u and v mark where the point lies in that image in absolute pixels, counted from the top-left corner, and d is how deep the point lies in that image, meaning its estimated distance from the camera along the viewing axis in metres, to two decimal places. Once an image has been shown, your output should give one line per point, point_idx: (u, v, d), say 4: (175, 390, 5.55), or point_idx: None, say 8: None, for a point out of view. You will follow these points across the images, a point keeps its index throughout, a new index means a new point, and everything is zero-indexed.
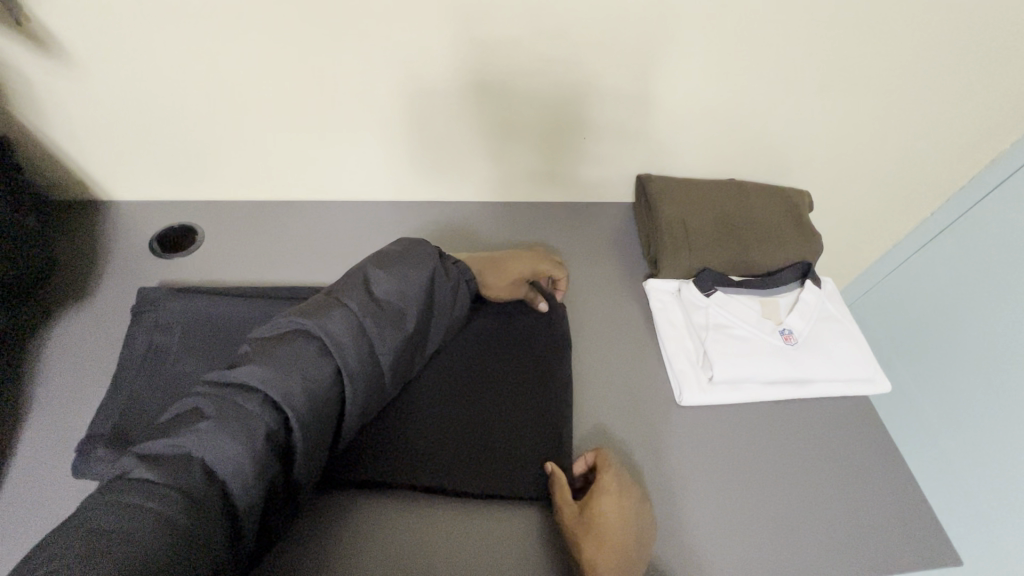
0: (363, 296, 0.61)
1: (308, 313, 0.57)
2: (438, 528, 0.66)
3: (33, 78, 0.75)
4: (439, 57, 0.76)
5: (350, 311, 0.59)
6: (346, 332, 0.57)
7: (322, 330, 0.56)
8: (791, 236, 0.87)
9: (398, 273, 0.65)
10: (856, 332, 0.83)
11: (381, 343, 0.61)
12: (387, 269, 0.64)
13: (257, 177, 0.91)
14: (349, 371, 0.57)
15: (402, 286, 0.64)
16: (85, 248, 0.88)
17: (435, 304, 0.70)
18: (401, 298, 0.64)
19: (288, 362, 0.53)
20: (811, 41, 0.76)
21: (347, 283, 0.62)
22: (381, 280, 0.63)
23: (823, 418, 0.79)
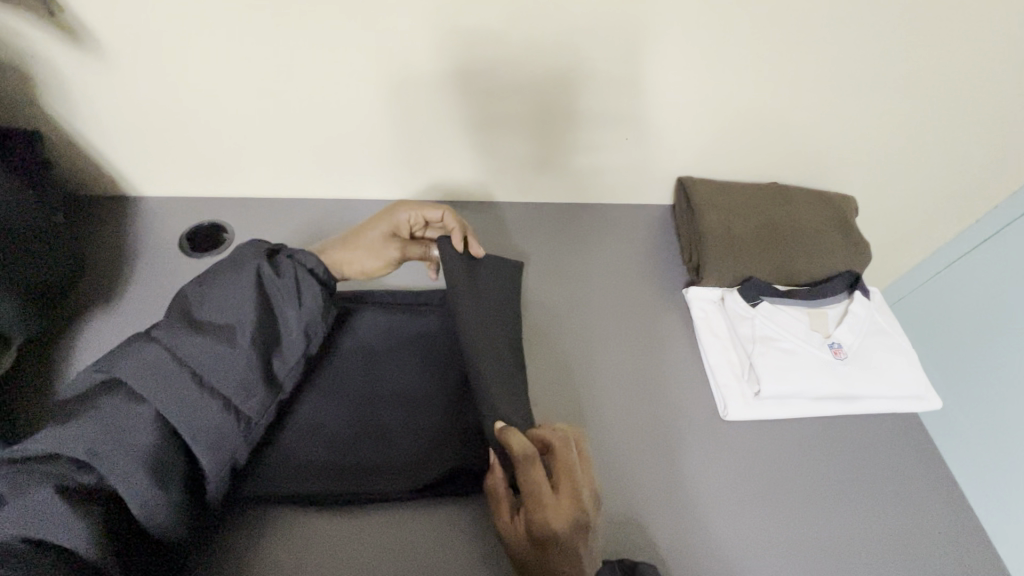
0: (172, 323, 0.57)
1: (111, 356, 0.55)
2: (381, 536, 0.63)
3: (62, 70, 0.73)
4: (479, 51, 0.74)
5: (182, 341, 0.56)
6: (148, 365, 0.54)
7: (134, 369, 0.54)
8: (840, 245, 0.84)
9: (216, 290, 0.60)
10: (908, 347, 0.81)
11: (209, 368, 0.57)
12: (204, 290, 0.61)
13: (287, 174, 0.89)
14: (190, 400, 0.55)
15: (256, 293, 0.61)
16: (112, 245, 0.86)
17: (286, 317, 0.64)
18: (227, 316, 0.60)
19: (104, 420, 0.52)
20: (873, 41, 0.72)
21: (193, 300, 0.60)
22: (203, 303, 0.60)
23: (871, 434, 0.78)
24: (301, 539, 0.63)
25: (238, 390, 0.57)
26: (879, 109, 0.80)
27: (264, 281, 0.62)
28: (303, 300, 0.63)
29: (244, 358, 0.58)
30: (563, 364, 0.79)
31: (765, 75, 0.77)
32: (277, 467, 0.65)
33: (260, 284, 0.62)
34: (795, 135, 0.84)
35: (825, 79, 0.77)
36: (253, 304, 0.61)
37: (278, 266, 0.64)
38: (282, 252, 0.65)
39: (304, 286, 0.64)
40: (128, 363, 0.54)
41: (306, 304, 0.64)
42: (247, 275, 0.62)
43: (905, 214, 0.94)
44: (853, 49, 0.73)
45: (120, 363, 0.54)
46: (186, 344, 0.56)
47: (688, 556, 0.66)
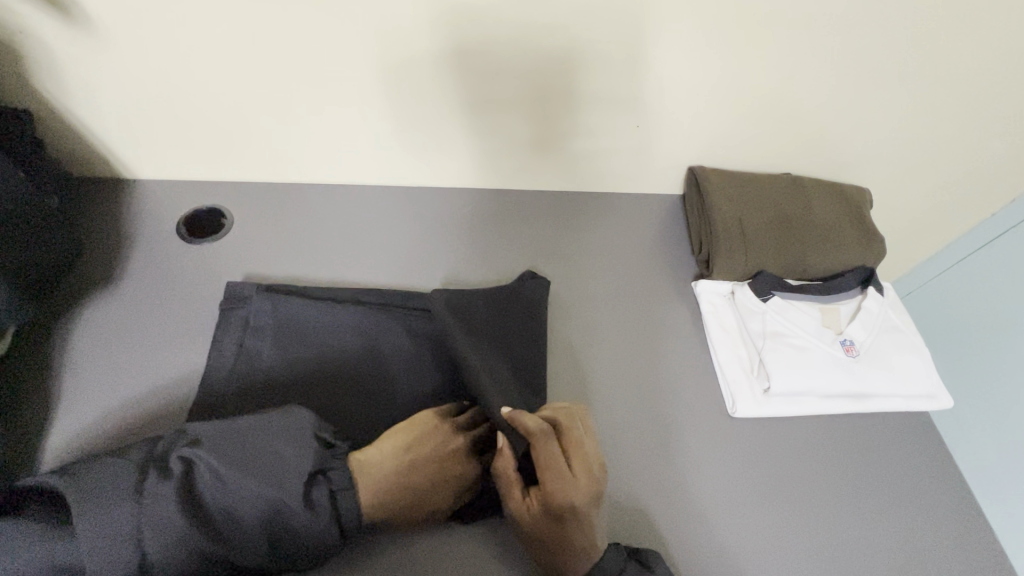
0: (173, 495, 0.50)
1: (86, 491, 0.49)
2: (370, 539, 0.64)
3: (54, 46, 0.70)
4: (487, 33, 0.71)
5: (161, 516, 0.49)
6: (113, 529, 0.48)
7: (101, 516, 0.48)
8: (855, 239, 0.82)
9: (237, 484, 0.52)
10: (921, 345, 0.79)
11: (154, 560, 0.49)
12: (226, 465, 0.52)
13: (287, 158, 0.87)
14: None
15: (267, 507, 0.52)
16: (108, 229, 0.84)
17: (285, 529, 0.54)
18: (226, 510, 0.52)
19: (30, 547, 0.47)
20: (897, 29, 0.69)
21: (211, 469, 0.52)
22: (209, 479, 0.52)
23: (881, 432, 0.77)
24: None
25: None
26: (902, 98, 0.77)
27: (282, 510, 0.53)
28: (310, 527, 0.54)
29: (197, 574, 0.50)
30: (568, 358, 0.78)
31: (785, 62, 0.74)
32: None
33: (275, 502, 0.53)
34: (813, 125, 0.82)
35: (845, 68, 0.74)
36: (255, 512, 0.52)
37: (317, 494, 0.55)
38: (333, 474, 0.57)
39: (319, 522, 0.54)
40: (95, 510, 0.48)
41: (305, 536, 0.54)
42: (283, 487, 0.53)
43: (921, 208, 0.91)
44: (877, 33, 0.70)
45: (96, 503, 0.48)
46: (167, 518, 0.49)
47: (695, 553, 0.65)
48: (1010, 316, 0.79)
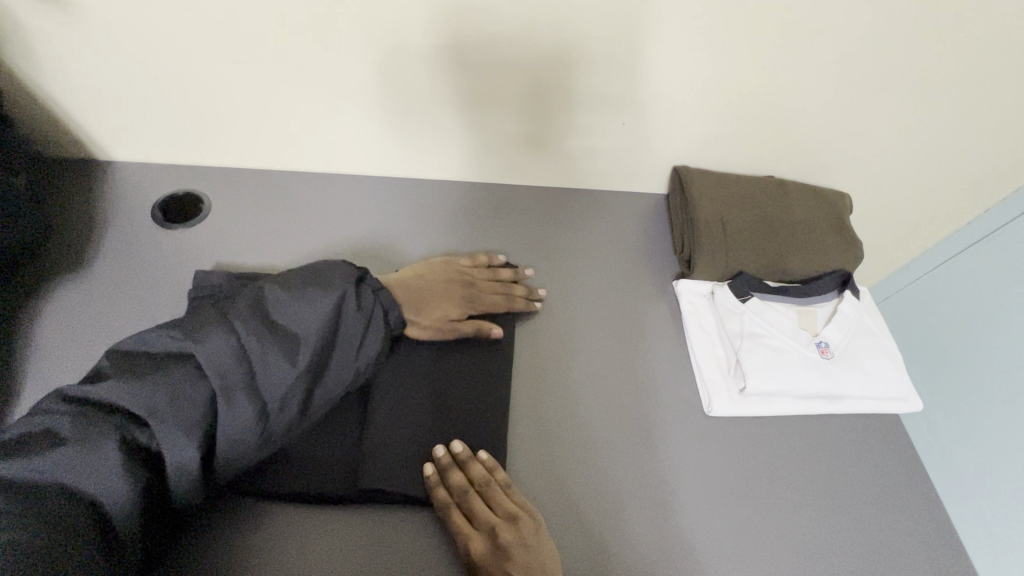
0: (253, 321, 0.60)
1: (191, 336, 0.57)
2: (351, 528, 0.64)
3: (24, 22, 0.67)
4: (479, 25, 0.70)
5: (278, 329, 0.61)
6: (224, 354, 0.57)
7: (211, 345, 0.57)
8: (833, 243, 0.83)
9: (301, 303, 0.63)
10: (894, 349, 0.81)
11: (263, 375, 0.58)
12: (282, 296, 0.63)
13: (271, 144, 0.85)
14: (268, 390, 0.59)
15: (333, 315, 0.64)
16: (82, 211, 0.82)
17: (351, 341, 0.65)
18: (299, 327, 0.62)
19: (167, 389, 0.54)
20: (883, 39, 0.70)
21: (277, 295, 0.63)
22: (282, 308, 0.62)
23: (853, 434, 0.78)
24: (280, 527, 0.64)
25: (280, 407, 0.59)
26: (885, 105, 0.78)
27: (342, 308, 0.65)
28: (372, 333, 0.66)
29: (296, 380, 0.60)
30: (547, 354, 0.78)
31: (770, 65, 0.74)
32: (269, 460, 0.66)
33: (340, 309, 0.64)
34: (796, 128, 0.82)
35: (831, 75, 0.74)
36: (328, 325, 0.63)
37: (362, 299, 0.67)
38: (368, 283, 0.68)
39: (376, 321, 0.67)
40: (202, 342, 0.57)
41: (369, 341, 0.66)
42: (332, 295, 0.64)
43: (896, 215, 0.93)
44: (863, 40, 0.71)
45: (205, 340, 0.57)
46: (278, 332, 0.61)
47: (669, 552, 0.66)
48: (981, 325, 0.81)
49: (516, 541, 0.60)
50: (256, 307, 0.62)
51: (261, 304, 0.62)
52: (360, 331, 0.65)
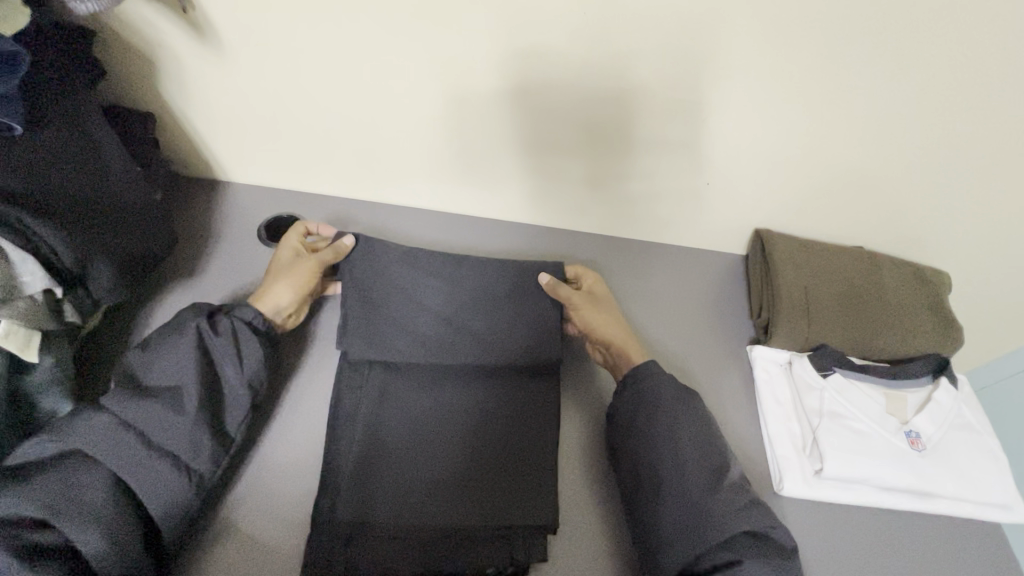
0: (122, 392, 0.60)
1: (67, 431, 0.57)
2: (432, 528, 0.64)
3: (184, 61, 0.77)
4: (575, 81, 0.73)
5: (154, 387, 0.62)
6: (105, 435, 0.58)
7: (99, 432, 0.58)
8: (928, 324, 0.78)
9: (158, 358, 0.63)
10: (996, 449, 0.73)
11: (160, 434, 0.60)
12: (146, 356, 0.63)
13: (368, 178, 0.92)
14: (168, 441, 0.60)
15: (198, 349, 0.64)
16: (198, 223, 0.90)
17: (231, 366, 0.65)
18: (171, 379, 0.63)
19: (60, 483, 0.55)
20: (1000, 120, 0.67)
21: (141, 359, 0.63)
22: (150, 368, 0.63)
23: (949, 540, 0.70)
24: (362, 515, 0.64)
25: (190, 451, 0.60)
26: (998, 184, 0.73)
27: (205, 341, 0.65)
28: (246, 353, 0.66)
29: (191, 421, 0.61)
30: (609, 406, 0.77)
31: (869, 136, 0.72)
32: (354, 447, 0.68)
33: (200, 342, 0.65)
34: (894, 201, 0.79)
35: (937, 150, 0.71)
36: (197, 363, 0.63)
37: (218, 324, 0.66)
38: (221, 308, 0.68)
39: (245, 336, 0.67)
40: (75, 436, 0.57)
41: (249, 354, 0.66)
42: (186, 334, 0.64)
43: (1001, 299, 0.86)
44: (978, 121, 0.67)
45: (80, 430, 0.57)
46: (152, 391, 0.61)
47: None
48: None
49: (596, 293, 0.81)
50: (125, 378, 0.62)
51: (128, 372, 0.62)
52: (241, 352, 0.66)
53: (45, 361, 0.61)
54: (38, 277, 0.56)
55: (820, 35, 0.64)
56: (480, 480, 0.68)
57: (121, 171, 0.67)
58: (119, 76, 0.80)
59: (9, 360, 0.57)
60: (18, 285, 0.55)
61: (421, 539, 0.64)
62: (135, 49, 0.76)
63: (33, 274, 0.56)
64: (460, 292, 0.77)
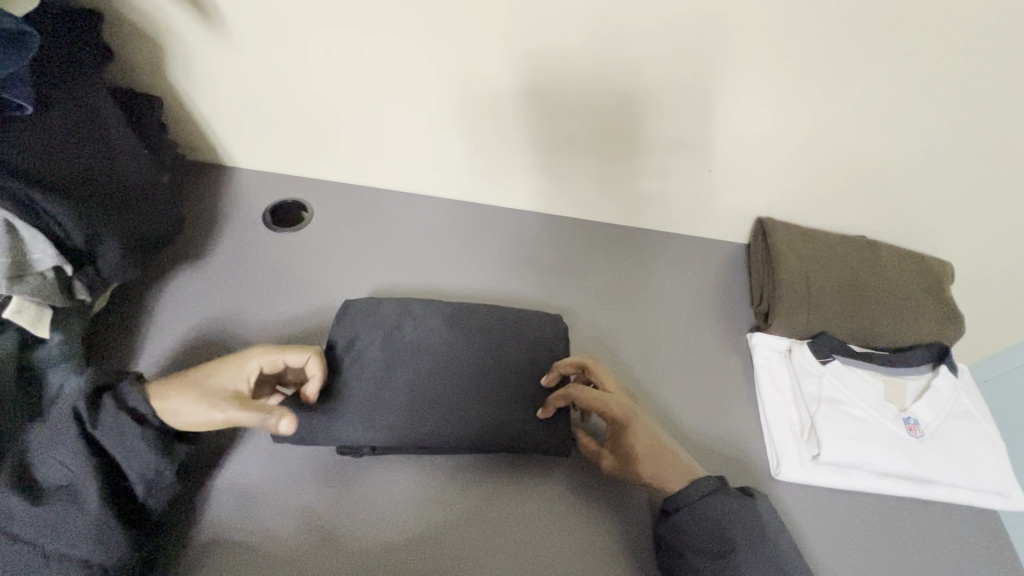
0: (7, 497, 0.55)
1: None
2: (427, 512, 0.65)
3: (189, 45, 0.78)
4: (577, 67, 0.73)
5: (48, 483, 0.57)
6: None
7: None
8: (929, 314, 0.77)
9: (48, 452, 0.57)
10: (993, 437, 0.74)
11: (57, 535, 0.55)
12: (37, 445, 0.57)
13: (370, 164, 0.92)
14: (68, 543, 0.55)
15: (84, 441, 0.57)
16: (205, 207, 0.92)
17: (125, 456, 0.58)
18: (65, 474, 0.57)
19: None
20: (1001, 109, 0.66)
21: (32, 448, 0.57)
22: (43, 461, 0.57)
23: (945, 525, 0.70)
24: (354, 503, 0.66)
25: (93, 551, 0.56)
26: (1001, 173, 0.72)
27: (89, 431, 0.57)
28: (139, 443, 0.58)
29: (90, 524, 0.56)
30: None
31: (873, 124, 0.72)
32: (357, 394, 0.66)
33: (85, 431, 0.57)
34: (897, 190, 0.78)
35: (941, 138, 0.71)
36: (88, 460, 0.57)
37: (101, 412, 0.58)
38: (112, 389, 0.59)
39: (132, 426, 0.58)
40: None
41: (141, 444, 0.58)
42: (70, 425, 0.57)
43: (1008, 290, 0.85)
44: (986, 107, 0.67)
45: None
46: (46, 488, 0.56)
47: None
48: None
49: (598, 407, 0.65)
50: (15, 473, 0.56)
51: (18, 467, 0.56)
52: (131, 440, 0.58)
53: (55, 338, 0.63)
54: (48, 254, 0.58)
55: (825, 18, 0.63)
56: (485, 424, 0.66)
57: (128, 152, 0.68)
58: (128, 60, 0.81)
59: (20, 335, 0.60)
60: (30, 261, 0.57)
61: (415, 528, 0.64)
62: (143, 32, 0.77)
63: (44, 251, 0.58)
64: (461, 336, 0.70)
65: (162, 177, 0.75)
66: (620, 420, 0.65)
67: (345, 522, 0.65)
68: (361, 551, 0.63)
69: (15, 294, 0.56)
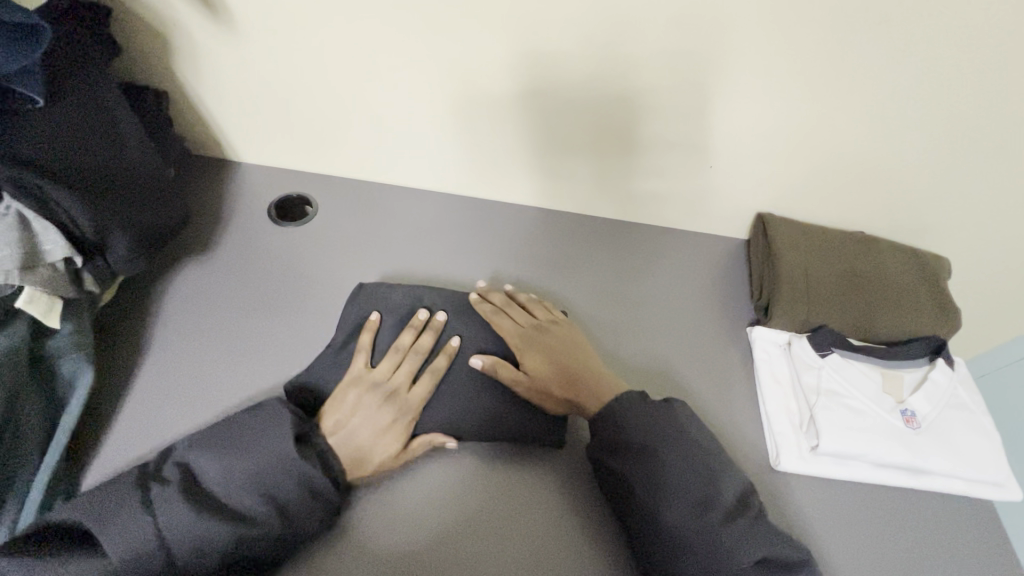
0: (177, 495, 0.57)
1: (94, 512, 0.55)
2: (438, 503, 0.66)
3: (197, 40, 0.78)
4: (584, 63, 0.74)
5: (217, 496, 0.59)
6: (126, 539, 0.54)
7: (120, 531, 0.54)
8: (926, 308, 0.79)
9: (233, 464, 0.60)
10: (989, 428, 0.75)
11: (183, 548, 0.55)
12: (218, 459, 0.60)
13: (375, 160, 0.92)
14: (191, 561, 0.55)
15: (280, 469, 0.60)
16: (210, 201, 0.92)
17: (282, 493, 0.59)
18: (233, 494, 0.59)
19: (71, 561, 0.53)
20: (999, 107, 0.67)
21: (220, 462, 0.60)
22: (214, 477, 0.60)
23: (942, 515, 0.71)
24: (370, 493, 0.66)
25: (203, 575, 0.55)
26: (999, 170, 0.74)
27: (292, 468, 0.60)
28: (315, 491, 0.60)
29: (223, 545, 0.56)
30: None
31: (873, 121, 0.72)
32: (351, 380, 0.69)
33: (281, 463, 0.60)
34: (896, 185, 0.79)
35: (940, 135, 0.72)
36: (260, 486, 0.59)
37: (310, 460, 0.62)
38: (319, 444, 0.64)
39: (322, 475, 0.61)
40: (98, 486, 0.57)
41: (333, 493, 0.61)
42: (266, 454, 0.60)
43: (1005, 284, 0.87)
44: (983, 103, 0.68)
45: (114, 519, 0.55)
46: (211, 500, 0.58)
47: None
48: None
49: (552, 342, 0.72)
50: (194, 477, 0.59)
51: (200, 474, 0.60)
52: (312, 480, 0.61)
53: (65, 329, 0.63)
54: (59, 245, 0.58)
55: (826, 14, 0.64)
56: (483, 412, 0.69)
57: (138, 146, 0.68)
58: (135, 55, 0.81)
59: (32, 323, 0.61)
60: (41, 252, 0.58)
61: (425, 520, 0.65)
62: (152, 28, 0.77)
63: (56, 243, 0.58)
64: (463, 327, 0.74)
65: (170, 171, 0.75)
66: (516, 341, 0.71)
67: (364, 511, 0.65)
68: (377, 540, 0.63)
69: (26, 284, 0.57)
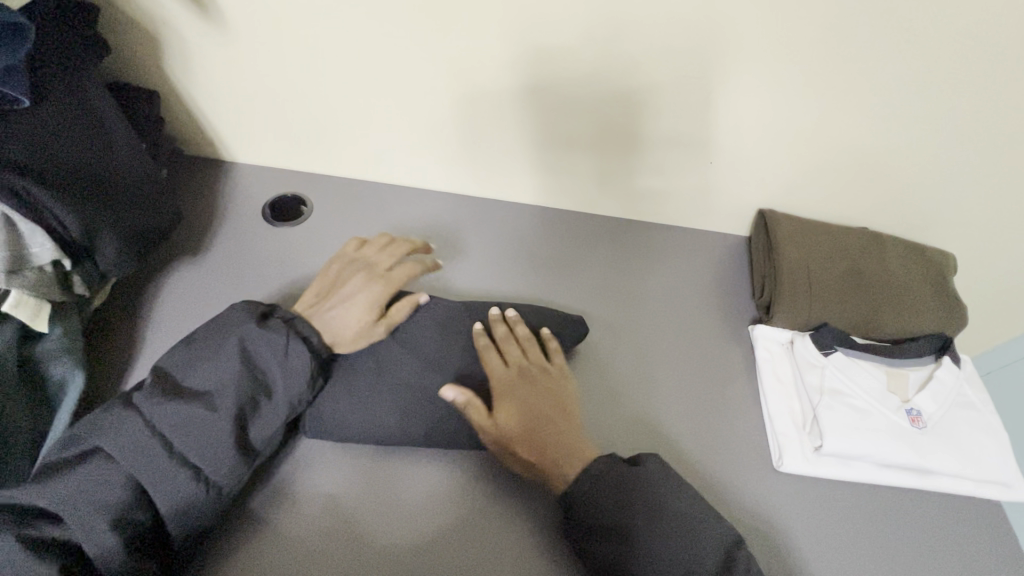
0: (156, 392, 0.58)
1: (95, 429, 0.56)
2: (449, 507, 0.65)
3: (188, 40, 0.78)
4: (578, 58, 0.73)
5: (191, 387, 0.60)
6: (130, 442, 0.55)
7: (114, 443, 0.55)
8: (931, 306, 0.77)
9: (201, 361, 0.61)
10: (996, 428, 0.73)
11: (185, 442, 0.57)
12: (188, 358, 0.61)
13: (370, 159, 0.91)
14: (197, 452, 0.57)
15: (241, 353, 0.62)
16: (204, 202, 0.91)
17: (260, 366, 0.62)
18: (211, 383, 0.60)
19: (77, 483, 0.54)
20: (1005, 101, 0.66)
21: (184, 359, 0.61)
22: (190, 374, 0.61)
23: (949, 518, 0.69)
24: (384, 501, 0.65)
25: (213, 465, 0.57)
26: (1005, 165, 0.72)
27: (248, 348, 0.62)
28: (287, 356, 0.63)
29: (222, 427, 0.58)
30: (609, 386, 0.76)
31: (875, 116, 0.71)
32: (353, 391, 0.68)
33: (247, 352, 0.62)
34: (899, 181, 0.78)
35: (943, 130, 0.70)
36: (238, 367, 0.61)
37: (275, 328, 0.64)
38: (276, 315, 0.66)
39: (297, 345, 0.63)
40: (109, 432, 0.56)
41: (296, 364, 0.63)
42: (228, 338, 0.62)
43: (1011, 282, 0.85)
44: (987, 97, 0.66)
45: (107, 431, 0.56)
46: (189, 392, 0.59)
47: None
48: None
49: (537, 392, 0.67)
50: (163, 377, 0.60)
51: (168, 373, 0.60)
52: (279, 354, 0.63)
53: (55, 331, 0.64)
54: (47, 249, 0.58)
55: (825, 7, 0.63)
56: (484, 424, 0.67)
57: (127, 148, 0.67)
58: (127, 55, 0.81)
59: (20, 329, 0.60)
60: (29, 255, 0.57)
61: (434, 526, 0.63)
62: (143, 28, 0.77)
63: (43, 246, 0.57)
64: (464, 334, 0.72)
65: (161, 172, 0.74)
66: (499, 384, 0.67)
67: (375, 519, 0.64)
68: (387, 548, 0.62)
69: (12, 288, 0.56)
